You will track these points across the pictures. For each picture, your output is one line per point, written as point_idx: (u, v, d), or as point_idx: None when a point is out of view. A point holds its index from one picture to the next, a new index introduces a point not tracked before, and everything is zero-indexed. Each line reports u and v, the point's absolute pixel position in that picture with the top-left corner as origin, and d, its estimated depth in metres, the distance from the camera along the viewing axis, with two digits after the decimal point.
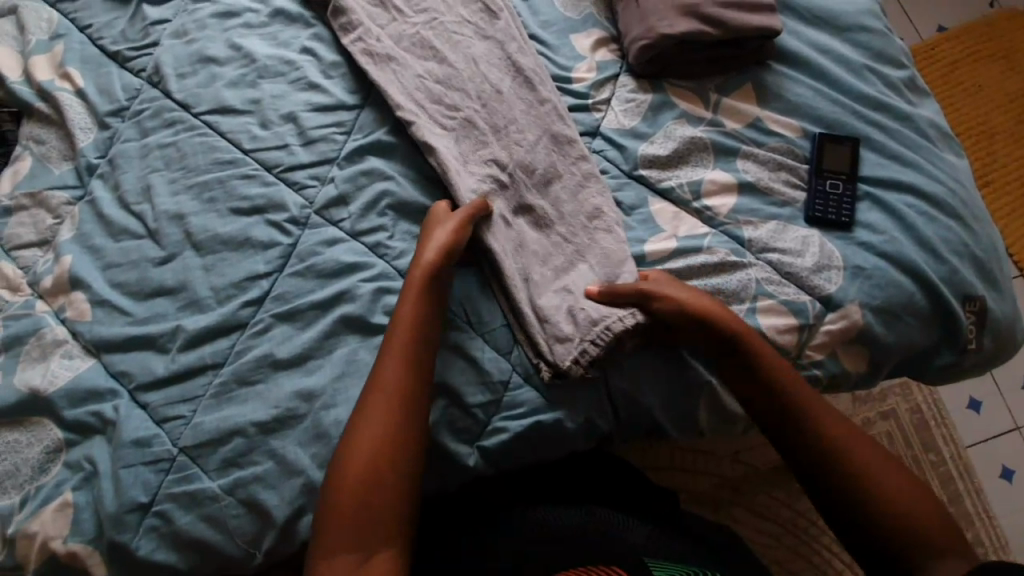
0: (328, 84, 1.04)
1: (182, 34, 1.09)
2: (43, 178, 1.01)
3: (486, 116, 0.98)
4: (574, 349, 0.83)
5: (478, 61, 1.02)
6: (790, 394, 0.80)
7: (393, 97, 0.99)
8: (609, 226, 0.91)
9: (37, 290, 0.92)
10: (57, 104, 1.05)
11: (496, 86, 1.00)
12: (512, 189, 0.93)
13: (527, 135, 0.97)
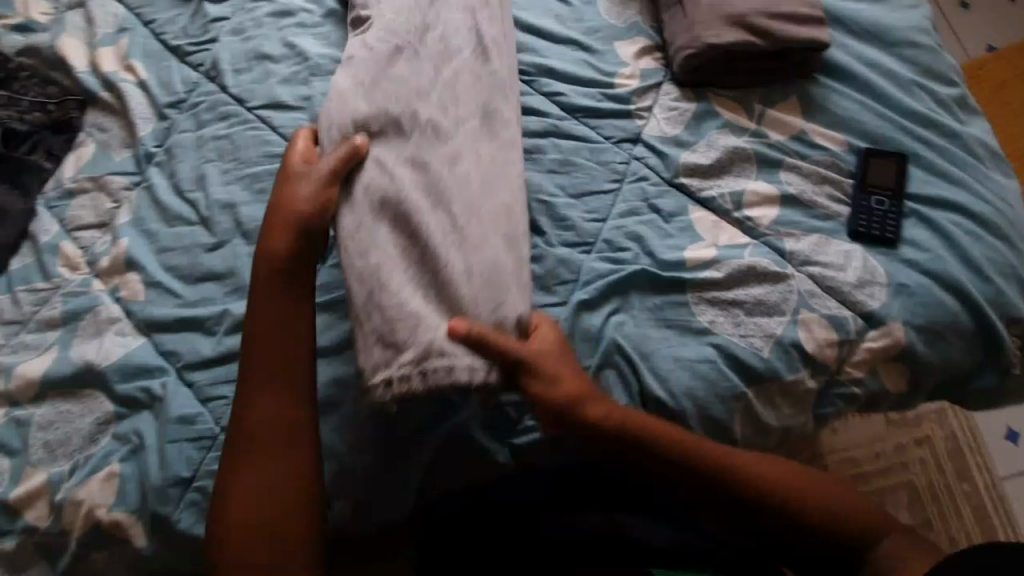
0: None
1: (240, 31, 1.13)
2: (105, 164, 1.06)
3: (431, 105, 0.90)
4: (395, 368, 0.73)
5: (448, 52, 0.94)
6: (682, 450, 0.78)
7: None
8: (513, 242, 0.82)
9: (94, 269, 0.96)
10: (120, 94, 1.10)
11: (457, 76, 0.92)
12: (407, 155, 0.86)
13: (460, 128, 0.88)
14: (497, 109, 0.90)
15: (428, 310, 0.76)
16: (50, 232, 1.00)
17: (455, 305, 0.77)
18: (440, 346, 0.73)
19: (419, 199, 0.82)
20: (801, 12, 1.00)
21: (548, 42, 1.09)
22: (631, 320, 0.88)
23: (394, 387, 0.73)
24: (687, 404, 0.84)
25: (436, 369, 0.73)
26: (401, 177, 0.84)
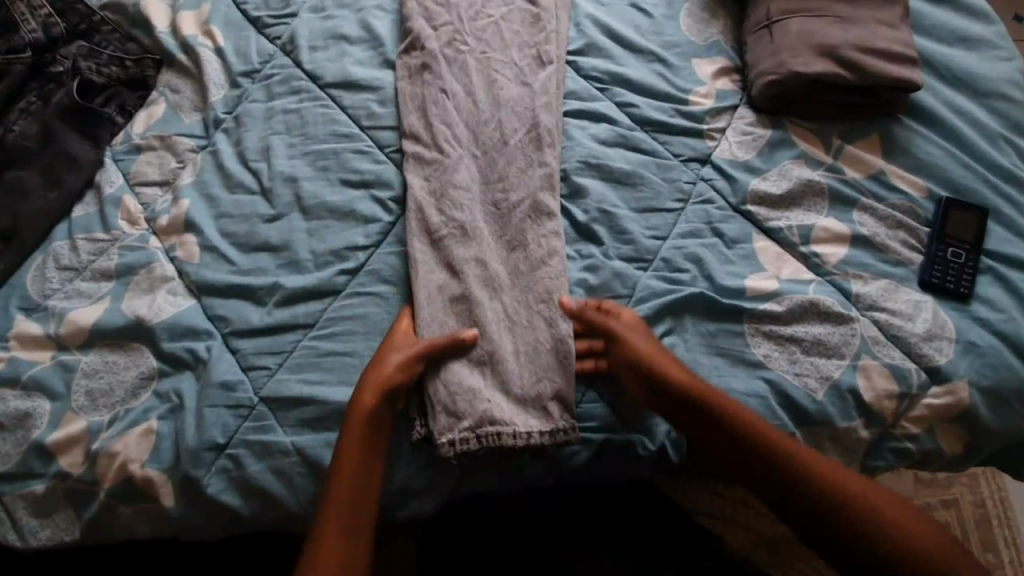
0: None
1: (321, 9, 1.14)
2: (174, 124, 1.07)
3: (484, 162, 0.97)
4: (456, 432, 0.80)
5: (503, 105, 1.00)
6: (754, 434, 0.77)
7: (511, 98, 1.01)
8: (549, 319, 0.85)
9: (152, 226, 0.97)
10: (197, 58, 1.12)
11: (508, 133, 0.98)
12: (470, 253, 0.89)
13: (513, 193, 0.93)
14: (539, 174, 0.94)
15: (485, 383, 0.83)
16: (115, 185, 1.01)
17: (503, 375, 0.83)
18: (504, 416, 0.81)
19: (480, 288, 0.87)
20: (894, 50, 0.97)
21: (625, 52, 1.07)
22: (682, 344, 0.86)
23: (456, 447, 0.79)
24: None
25: (488, 435, 0.80)
26: (464, 266, 0.88)
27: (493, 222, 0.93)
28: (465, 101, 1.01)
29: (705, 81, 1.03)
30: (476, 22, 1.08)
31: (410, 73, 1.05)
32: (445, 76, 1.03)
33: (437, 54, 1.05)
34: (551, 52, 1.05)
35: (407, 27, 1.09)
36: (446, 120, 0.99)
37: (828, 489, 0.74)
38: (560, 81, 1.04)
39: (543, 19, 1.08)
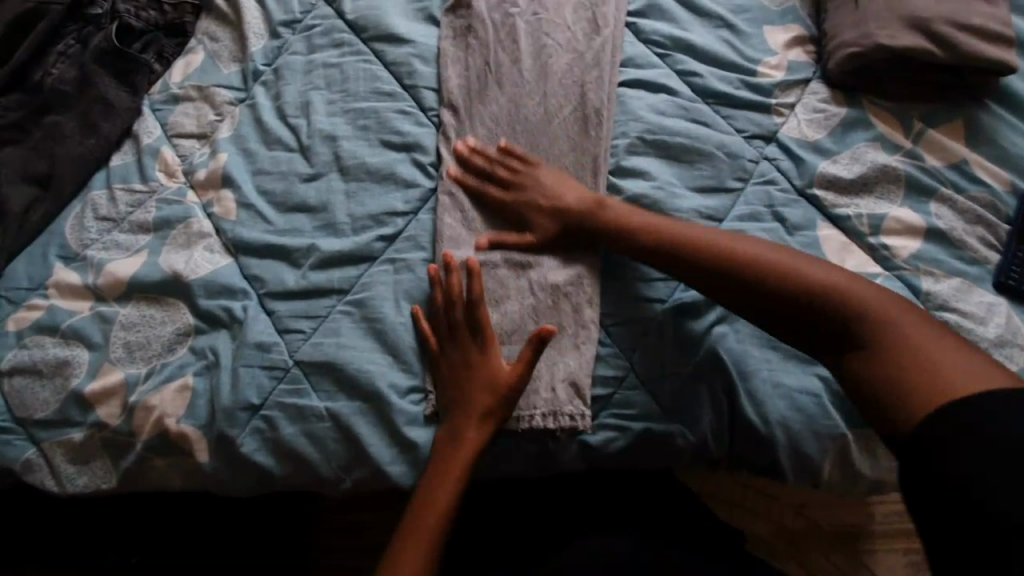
0: (497, 32, 1.00)
1: None
2: (213, 75, 1.04)
3: (525, 139, 0.93)
4: None
5: (550, 76, 0.96)
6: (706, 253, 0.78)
7: (558, 70, 0.97)
8: (576, 306, 0.82)
9: (190, 180, 0.96)
10: (236, 5, 1.07)
11: (551, 109, 0.95)
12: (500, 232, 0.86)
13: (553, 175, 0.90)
14: (583, 156, 0.91)
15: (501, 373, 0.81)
16: (154, 135, 0.99)
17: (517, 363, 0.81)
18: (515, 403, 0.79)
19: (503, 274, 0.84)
20: (992, 27, 0.88)
21: (691, 17, 1.00)
22: (735, 334, 0.80)
23: None
24: (781, 434, 0.78)
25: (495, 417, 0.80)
26: (491, 247, 0.86)
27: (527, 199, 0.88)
28: (511, 68, 0.97)
29: (774, 53, 0.96)
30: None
31: (455, 34, 1.00)
32: (493, 42, 0.99)
33: (486, 16, 1.00)
34: (609, 15, 0.99)
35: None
36: (491, 90, 0.96)
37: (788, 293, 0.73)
38: (615, 47, 0.97)
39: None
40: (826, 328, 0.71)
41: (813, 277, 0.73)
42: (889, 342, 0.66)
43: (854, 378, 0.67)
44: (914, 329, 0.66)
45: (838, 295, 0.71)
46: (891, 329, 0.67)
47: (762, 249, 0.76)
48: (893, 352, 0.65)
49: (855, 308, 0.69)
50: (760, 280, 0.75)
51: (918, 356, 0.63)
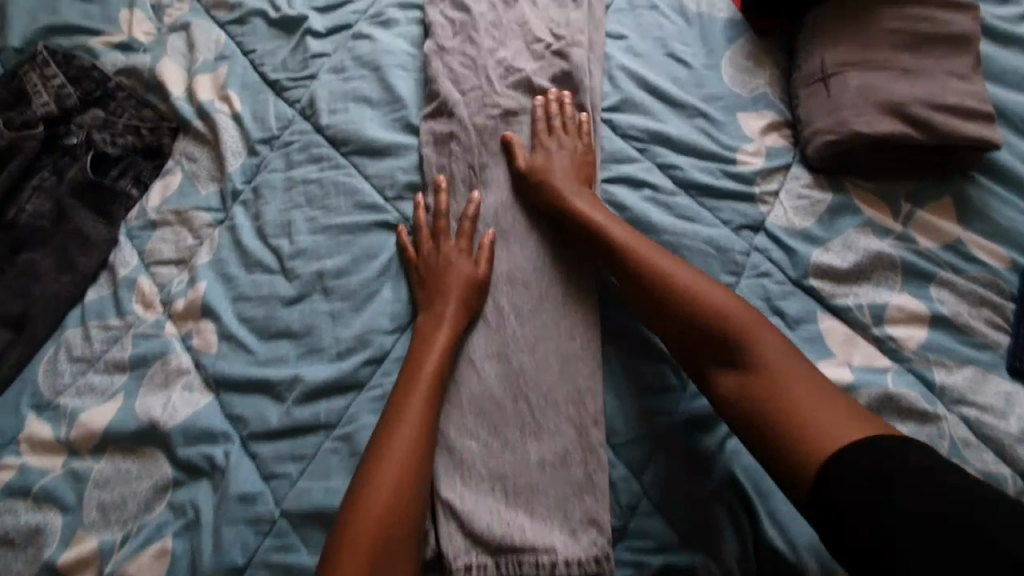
0: (476, 138, 1.00)
1: (339, 68, 1.09)
2: (190, 198, 1.03)
3: (513, 241, 0.93)
4: (472, 553, 0.74)
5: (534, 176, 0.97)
6: (677, 282, 0.79)
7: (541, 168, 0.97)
8: (581, 425, 0.79)
9: (168, 311, 0.93)
10: (213, 126, 1.07)
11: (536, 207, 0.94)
12: (492, 348, 0.85)
13: (544, 279, 0.89)
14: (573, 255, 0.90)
15: (502, 510, 0.76)
16: (130, 266, 0.97)
17: (518, 492, 0.77)
18: (527, 541, 0.74)
19: (499, 393, 0.82)
20: (968, 107, 0.88)
21: (666, 108, 1.01)
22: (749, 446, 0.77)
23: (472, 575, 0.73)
24: (811, 559, 0.72)
25: (510, 559, 0.74)
26: (485, 362, 0.84)
27: (516, 307, 0.88)
28: (494, 173, 0.98)
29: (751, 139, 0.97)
30: (508, 84, 1.04)
31: (434, 141, 1.00)
32: (474, 146, 0.99)
33: (468, 122, 1.01)
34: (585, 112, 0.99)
35: (434, 89, 1.03)
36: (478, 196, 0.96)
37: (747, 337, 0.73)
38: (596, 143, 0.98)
39: (579, 77, 1.02)
40: (761, 383, 0.70)
41: (753, 323, 0.74)
42: (783, 389, 0.69)
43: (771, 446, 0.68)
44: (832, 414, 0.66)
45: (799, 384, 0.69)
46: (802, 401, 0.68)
47: (703, 285, 0.78)
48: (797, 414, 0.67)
49: (773, 371, 0.70)
50: (679, 308, 0.78)
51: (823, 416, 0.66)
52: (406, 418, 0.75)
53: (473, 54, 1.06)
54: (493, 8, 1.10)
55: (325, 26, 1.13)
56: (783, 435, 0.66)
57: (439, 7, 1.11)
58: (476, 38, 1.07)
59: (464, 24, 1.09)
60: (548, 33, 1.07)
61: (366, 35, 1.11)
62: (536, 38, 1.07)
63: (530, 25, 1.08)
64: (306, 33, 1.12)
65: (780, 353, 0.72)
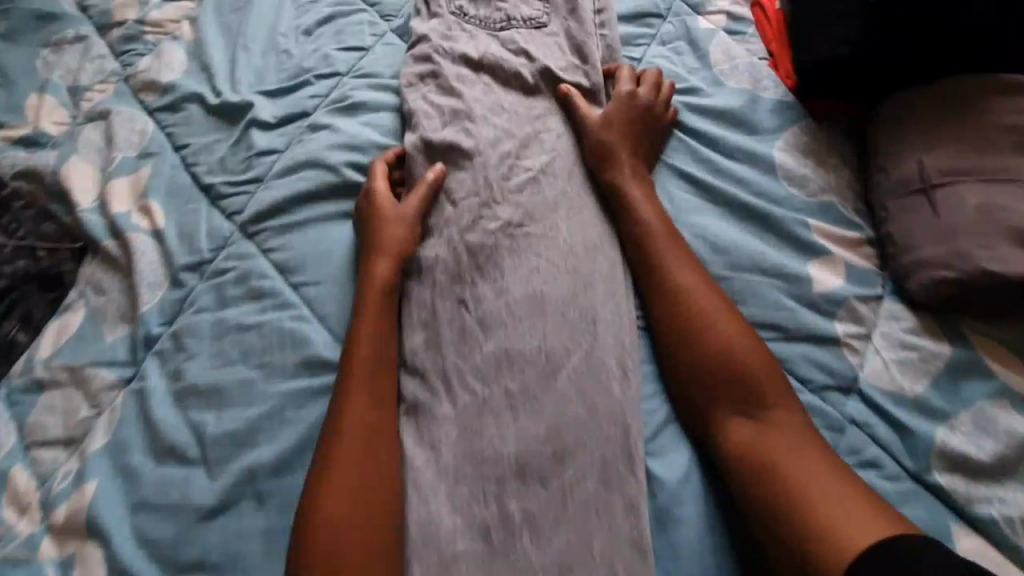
0: (469, 260, 0.76)
1: (292, 169, 0.86)
2: (91, 347, 0.79)
3: (521, 406, 0.68)
4: None
5: (547, 310, 0.73)
6: (698, 304, 0.71)
7: (556, 299, 0.73)
8: None
9: (46, 518, 0.67)
10: (127, 246, 0.84)
11: (551, 356, 0.70)
12: None
13: (567, 472, 0.64)
14: (604, 429, 0.66)
15: None
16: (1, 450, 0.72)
17: None
18: None
19: None
20: None
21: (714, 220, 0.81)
22: None
23: None
24: None
25: None
26: None
27: (530, 520, 0.62)
28: (493, 306, 0.73)
29: (825, 255, 0.77)
30: (510, 186, 0.80)
31: (414, 268, 0.76)
32: (468, 274, 0.75)
33: (460, 242, 0.77)
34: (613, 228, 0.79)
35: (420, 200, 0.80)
36: (477, 343, 0.72)
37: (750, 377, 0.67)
38: (621, 265, 0.76)
39: (603, 180, 0.81)
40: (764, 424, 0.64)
41: (754, 354, 0.68)
42: (779, 463, 0.61)
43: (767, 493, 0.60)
44: (829, 472, 0.60)
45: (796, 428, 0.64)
46: (806, 465, 0.61)
47: (725, 324, 0.70)
48: (802, 478, 0.60)
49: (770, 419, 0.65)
50: (700, 347, 0.69)
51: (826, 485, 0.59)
52: (332, 499, 0.61)
53: (468, 149, 0.82)
54: (487, 91, 0.87)
55: (274, 115, 0.90)
56: (789, 489, 0.59)
57: (420, 92, 0.88)
58: (472, 129, 0.84)
59: (456, 111, 0.85)
60: (560, 122, 0.86)
61: (327, 127, 0.89)
62: (547, 128, 0.86)
63: (534, 113, 0.86)
64: (251, 125, 0.90)
65: (777, 385, 0.67)
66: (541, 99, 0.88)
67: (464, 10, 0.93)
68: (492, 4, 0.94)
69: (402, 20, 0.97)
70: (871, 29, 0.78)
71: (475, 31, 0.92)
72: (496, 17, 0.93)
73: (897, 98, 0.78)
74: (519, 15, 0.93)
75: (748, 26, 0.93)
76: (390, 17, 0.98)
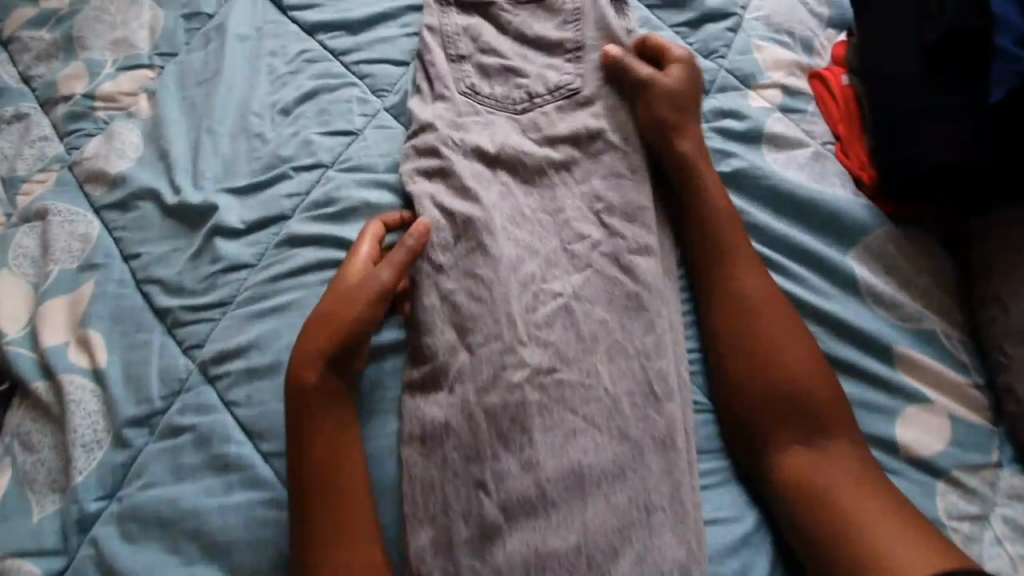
0: (494, 428, 0.63)
1: (263, 292, 0.72)
2: (12, 531, 0.64)
3: None
4: None
5: (587, 494, 0.61)
6: (755, 312, 0.66)
7: (596, 484, 0.61)
8: None
9: None
10: (60, 393, 0.69)
11: (593, 551, 0.59)
12: None
13: None
14: None
15: None
16: None
17: None
18: None
19: None
20: None
21: None
22: None
23: None
24: None
25: None
26: None
27: None
28: (523, 490, 0.61)
29: (932, 404, 0.64)
30: (537, 320, 0.67)
31: (422, 435, 0.64)
32: (488, 449, 0.62)
33: (478, 407, 0.63)
34: (668, 378, 0.65)
35: (426, 341, 0.67)
36: (501, 540, 0.59)
37: (815, 401, 0.63)
38: (678, 428, 0.63)
39: (651, 313, 0.68)
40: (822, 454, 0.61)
41: (811, 369, 0.64)
42: (838, 504, 0.58)
43: (818, 530, 0.58)
44: (880, 516, 0.57)
45: (852, 464, 0.60)
46: (855, 507, 0.58)
47: (790, 343, 0.65)
48: (850, 509, 0.58)
49: (833, 450, 0.61)
50: (767, 367, 0.64)
51: (880, 525, 0.56)
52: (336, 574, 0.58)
53: (484, 274, 0.68)
54: (506, 193, 0.73)
55: (243, 220, 0.75)
56: (839, 525, 0.57)
57: (430, 190, 0.73)
58: (490, 248, 0.68)
59: (470, 221, 0.70)
60: (595, 228, 0.72)
61: (309, 236, 0.74)
62: (579, 238, 0.71)
63: (562, 221, 0.72)
64: (214, 233, 0.74)
65: (837, 410, 0.63)
66: (568, 200, 0.73)
67: (476, 89, 0.78)
68: (510, 81, 0.79)
69: (397, 97, 0.82)
70: (978, 136, 0.65)
71: (491, 114, 0.77)
72: (516, 96, 0.78)
73: (992, 216, 0.68)
74: (543, 89, 0.78)
75: (806, 103, 0.78)
76: (383, 92, 0.83)
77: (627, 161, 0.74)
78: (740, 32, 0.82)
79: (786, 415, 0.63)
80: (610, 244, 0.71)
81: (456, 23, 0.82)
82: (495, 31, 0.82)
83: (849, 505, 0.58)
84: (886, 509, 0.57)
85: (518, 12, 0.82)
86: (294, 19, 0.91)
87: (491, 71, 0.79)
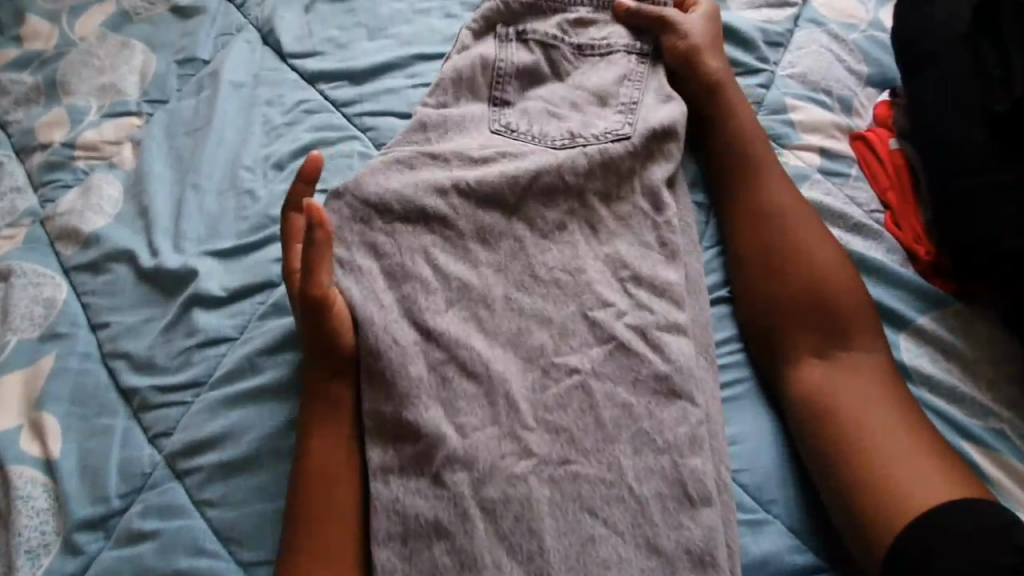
0: (502, 537, 0.54)
1: (244, 369, 0.64)
2: None
3: None
4: None
5: None
6: (778, 205, 0.68)
7: None
8: None
9: None
10: (4, 488, 0.59)
11: None
12: None
13: None
14: None
15: None
16: None
17: None
18: None
19: None
20: None
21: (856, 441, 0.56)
22: None
23: None
24: None
25: None
26: None
27: None
28: None
29: None
30: (546, 403, 0.59)
31: (411, 540, 0.54)
32: (487, 556, 0.53)
33: (474, 500, 0.55)
34: (705, 478, 0.56)
35: (409, 419, 0.57)
36: None
37: (835, 293, 0.63)
38: (718, 541, 0.54)
39: (685, 401, 0.60)
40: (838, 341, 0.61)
41: (835, 264, 0.65)
42: (852, 394, 0.58)
43: (826, 403, 0.59)
44: (890, 411, 0.57)
45: (867, 357, 0.60)
46: (862, 390, 0.58)
47: (812, 248, 0.65)
48: (859, 393, 0.58)
49: (848, 339, 0.61)
50: (792, 276, 0.64)
51: (885, 413, 0.57)
52: (323, 458, 0.57)
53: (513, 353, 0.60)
54: (538, 245, 0.66)
55: (225, 286, 0.68)
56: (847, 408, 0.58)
57: (421, 244, 0.64)
58: (485, 322, 0.62)
59: (466, 288, 0.63)
60: (618, 296, 0.64)
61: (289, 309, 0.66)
62: (600, 304, 0.64)
63: (586, 281, 0.65)
64: (193, 300, 0.67)
65: (856, 305, 0.63)
66: (592, 261, 0.66)
67: (512, 126, 0.73)
68: (550, 123, 0.73)
69: None
70: None
71: (527, 150, 0.70)
72: (556, 135, 0.72)
73: None
74: (588, 133, 0.71)
75: (850, 165, 0.73)
76: (386, 146, 0.77)
77: (657, 227, 0.68)
78: (773, 88, 0.78)
79: (806, 300, 0.63)
80: (637, 316, 0.63)
81: (512, 58, 0.76)
82: (546, 75, 0.77)
83: (857, 386, 0.59)
84: (893, 402, 0.58)
85: (580, 65, 0.78)
86: (294, 67, 0.86)
87: (532, 111, 0.74)
